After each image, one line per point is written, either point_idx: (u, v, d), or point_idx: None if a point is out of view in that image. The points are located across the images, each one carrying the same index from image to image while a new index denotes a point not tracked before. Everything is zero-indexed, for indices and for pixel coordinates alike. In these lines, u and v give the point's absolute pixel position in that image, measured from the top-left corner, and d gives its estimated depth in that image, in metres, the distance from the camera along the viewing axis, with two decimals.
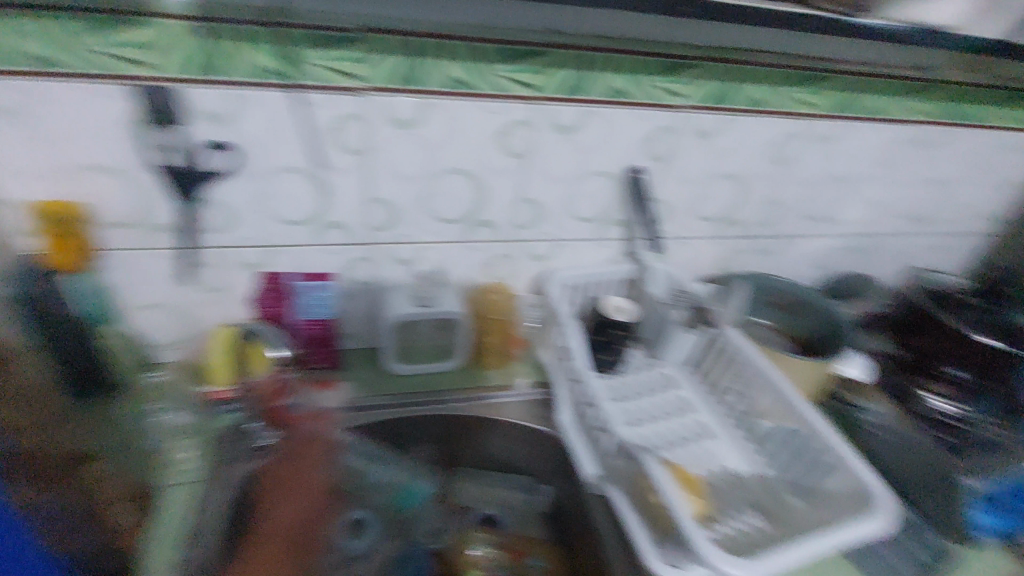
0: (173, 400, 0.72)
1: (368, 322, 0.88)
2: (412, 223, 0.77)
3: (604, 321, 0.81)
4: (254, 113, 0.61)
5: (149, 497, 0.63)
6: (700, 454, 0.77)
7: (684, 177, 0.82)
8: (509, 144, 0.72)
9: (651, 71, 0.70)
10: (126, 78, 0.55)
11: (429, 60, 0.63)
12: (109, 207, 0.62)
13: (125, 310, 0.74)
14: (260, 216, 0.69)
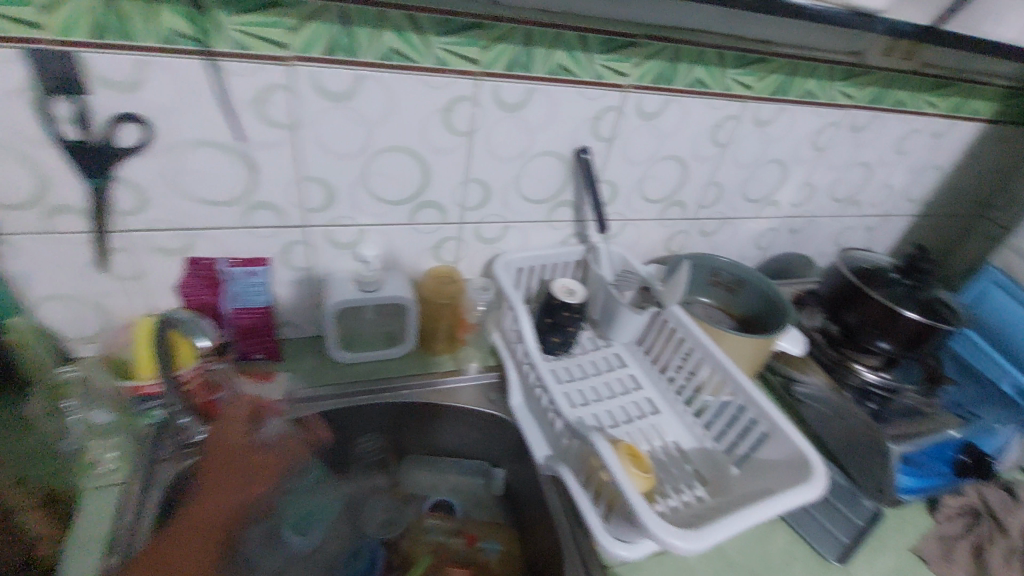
0: (86, 399, 0.66)
1: (311, 308, 0.84)
2: (354, 205, 0.74)
3: (554, 303, 0.81)
4: (162, 81, 0.56)
5: (67, 500, 0.59)
6: (649, 431, 0.78)
7: (632, 158, 0.82)
8: (453, 122, 0.70)
9: (595, 49, 0.68)
10: (15, 38, 0.50)
11: (365, 29, 0.59)
12: (5, 186, 0.58)
13: (36, 301, 0.68)
14: (172, 193, 0.65)
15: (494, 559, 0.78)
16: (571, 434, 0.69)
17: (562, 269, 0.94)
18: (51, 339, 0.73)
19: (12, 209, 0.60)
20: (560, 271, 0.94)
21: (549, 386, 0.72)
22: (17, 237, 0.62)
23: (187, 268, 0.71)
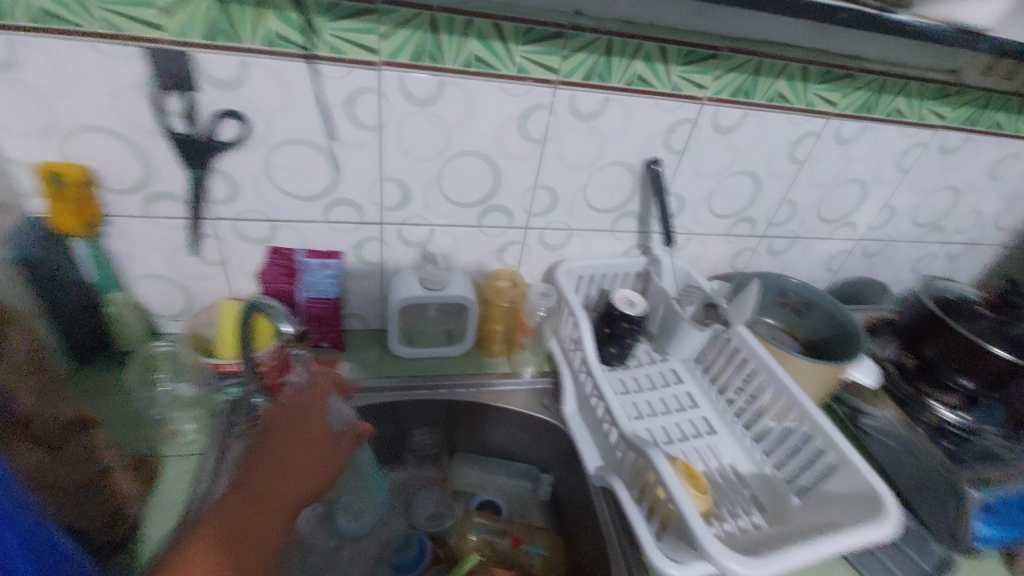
0: (173, 371, 0.74)
1: (376, 302, 0.87)
2: (425, 204, 0.76)
3: (614, 313, 0.81)
4: (263, 81, 0.60)
5: (151, 466, 0.65)
6: (704, 451, 0.75)
7: (704, 172, 0.80)
8: (526, 128, 0.71)
9: (675, 60, 0.68)
10: (138, 38, 0.55)
11: (451, 36, 0.61)
12: (118, 172, 0.64)
13: (135, 280, 0.74)
14: (261, 185, 0.69)
15: (539, 565, 0.78)
16: (626, 446, 0.69)
17: (622, 280, 0.93)
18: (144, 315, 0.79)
19: (123, 193, 0.66)
20: (620, 282, 0.93)
21: (607, 397, 0.72)
22: (125, 219, 0.68)
23: (268, 257, 0.76)
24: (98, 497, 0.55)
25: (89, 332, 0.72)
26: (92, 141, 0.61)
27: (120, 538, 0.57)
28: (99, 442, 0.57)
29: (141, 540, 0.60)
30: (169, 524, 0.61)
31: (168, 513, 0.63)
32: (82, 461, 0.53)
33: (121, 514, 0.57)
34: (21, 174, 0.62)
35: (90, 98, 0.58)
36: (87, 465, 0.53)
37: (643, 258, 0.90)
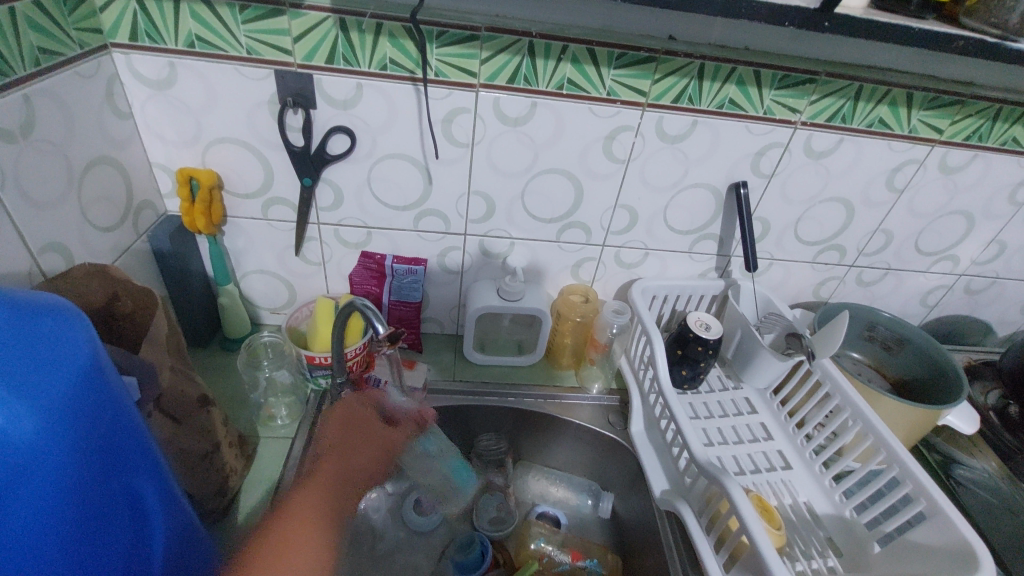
0: (275, 359, 0.80)
1: (453, 309, 0.91)
2: (508, 218, 0.79)
3: (688, 335, 0.80)
4: (372, 101, 0.66)
5: (251, 444, 0.72)
6: (778, 485, 0.73)
7: (792, 197, 0.78)
8: (612, 150, 0.72)
9: (769, 84, 0.67)
10: (271, 61, 0.62)
11: (547, 60, 0.64)
12: (242, 178, 0.72)
13: (245, 274, 0.83)
14: (361, 194, 0.75)
15: None
16: (697, 471, 0.68)
17: (698, 302, 0.92)
18: (249, 306, 0.87)
19: (244, 197, 0.74)
20: (695, 303, 0.91)
21: (678, 419, 0.71)
22: (243, 220, 0.77)
23: (360, 261, 0.82)
24: (209, 467, 0.61)
25: (203, 319, 0.81)
26: (224, 150, 0.70)
27: (222, 507, 0.64)
28: (217, 420, 0.62)
29: (240, 510, 0.67)
30: (263, 499, 0.68)
31: (263, 489, 0.69)
32: (203, 434, 0.59)
33: (226, 485, 0.64)
34: (164, 177, 0.72)
35: (226, 113, 0.66)
36: (205, 438, 0.60)
37: (721, 281, 0.89)
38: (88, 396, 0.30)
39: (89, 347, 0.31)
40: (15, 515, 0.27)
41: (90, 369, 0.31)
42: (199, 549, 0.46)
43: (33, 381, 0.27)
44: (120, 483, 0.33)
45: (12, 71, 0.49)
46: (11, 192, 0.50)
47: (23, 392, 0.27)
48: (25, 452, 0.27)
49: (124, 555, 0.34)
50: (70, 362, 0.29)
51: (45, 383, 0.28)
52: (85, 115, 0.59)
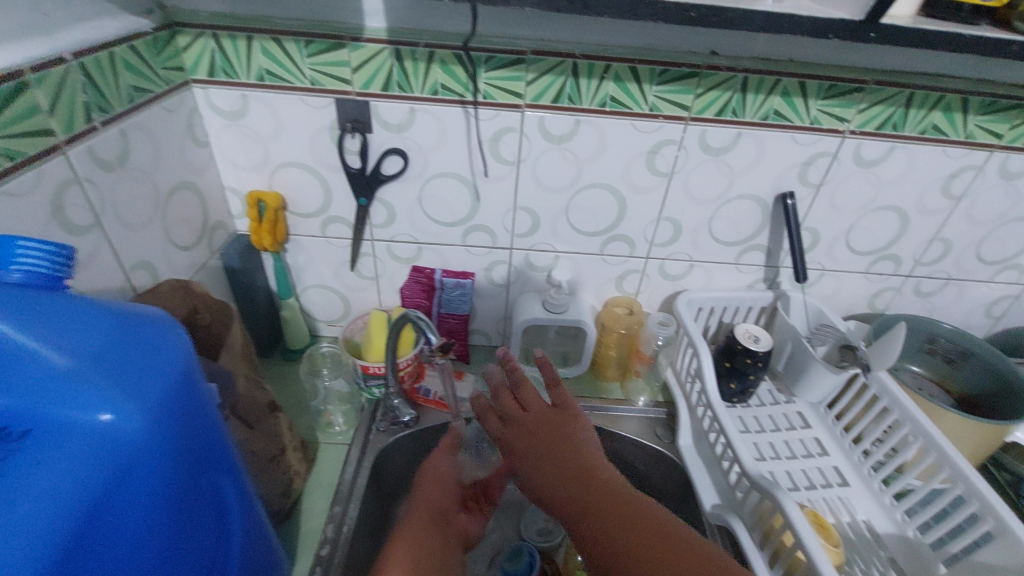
0: (334, 367, 0.86)
1: (499, 321, 0.94)
2: (553, 232, 0.81)
3: (736, 347, 0.79)
4: (424, 124, 0.70)
5: (312, 449, 0.76)
6: (835, 503, 0.70)
7: (841, 207, 0.77)
8: (655, 163, 0.74)
9: (815, 95, 0.67)
10: (332, 91, 0.67)
11: (590, 79, 0.66)
12: (303, 199, 0.77)
13: (305, 288, 0.88)
14: (413, 212, 0.79)
15: None
16: (748, 485, 0.67)
17: (745, 314, 0.90)
18: (308, 319, 0.92)
19: (305, 217, 0.79)
20: (743, 315, 0.90)
21: (728, 433, 0.71)
22: (304, 238, 0.82)
23: (410, 275, 0.85)
24: (277, 469, 0.65)
25: (267, 331, 0.87)
26: (289, 173, 0.75)
27: (287, 507, 0.68)
28: (284, 425, 0.66)
29: (303, 512, 0.70)
30: (323, 502, 0.71)
31: (323, 493, 0.73)
32: (271, 437, 0.63)
33: (291, 487, 0.68)
34: (234, 200, 0.78)
35: (292, 139, 0.72)
36: (273, 442, 0.64)
37: (769, 292, 0.88)
38: (186, 397, 0.36)
39: (183, 355, 0.36)
40: (128, 496, 0.32)
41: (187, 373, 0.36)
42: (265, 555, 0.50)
43: (141, 384, 0.33)
44: (206, 481, 0.38)
45: (111, 108, 0.55)
46: (109, 217, 0.56)
47: (133, 393, 0.32)
48: (137, 444, 0.32)
49: (208, 542, 0.39)
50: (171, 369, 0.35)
51: (152, 384, 0.33)
52: (169, 145, 0.65)
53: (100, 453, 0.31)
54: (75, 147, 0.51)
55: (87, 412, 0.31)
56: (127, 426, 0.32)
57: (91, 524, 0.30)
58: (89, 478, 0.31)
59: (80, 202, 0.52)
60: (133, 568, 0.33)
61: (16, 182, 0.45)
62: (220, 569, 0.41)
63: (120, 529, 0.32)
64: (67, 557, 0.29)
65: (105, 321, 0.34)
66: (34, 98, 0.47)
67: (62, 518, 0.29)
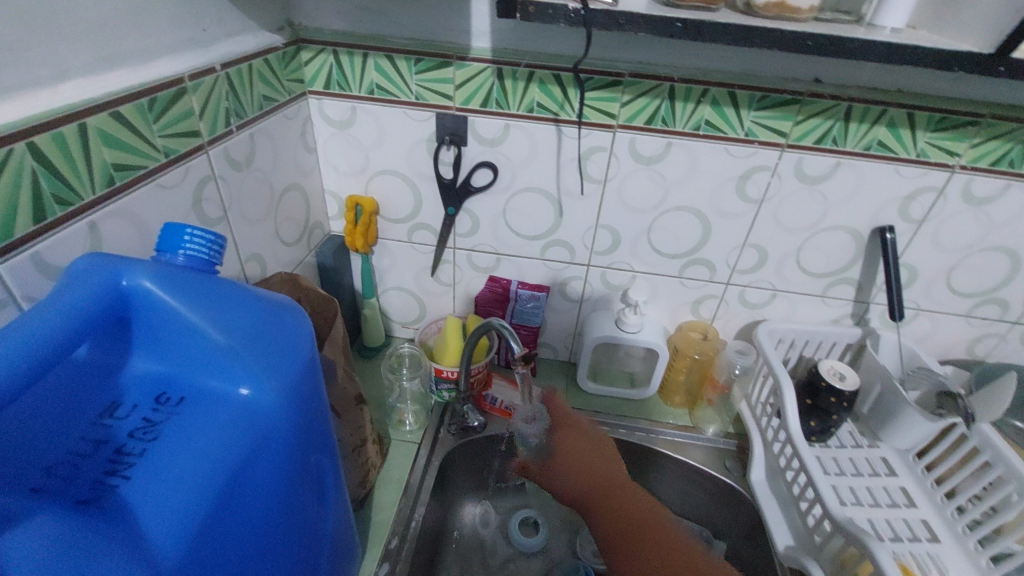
0: (413, 368, 0.86)
1: (569, 336, 0.94)
2: (632, 252, 0.81)
3: (820, 384, 0.76)
4: (516, 140, 0.72)
5: (386, 445, 0.78)
6: (923, 558, 0.65)
7: (945, 245, 0.73)
8: (745, 189, 0.72)
9: (924, 126, 0.64)
10: (434, 105, 0.71)
11: (686, 103, 0.66)
12: (396, 205, 0.82)
13: (386, 290, 0.92)
14: (497, 224, 0.81)
15: None
16: (830, 529, 0.64)
17: (829, 350, 0.87)
18: (385, 319, 0.96)
19: (395, 222, 0.83)
20: (825, 351, 0.87)
21: (810, 471, 0.67)
22: (391, 242, 0.86)
23: (486, 284, 0.88)
24: (357, 459, 0.67)
25: (348, 327, 0.91)
26: (385, 181, 0.80)
27: (360, 498, 0.71)
28: (366, 418, 0.69)
29: (374, 504, 0.73)
30: (393, 497, 0.74)
31: (393, 488, 0.75)
32: (355, 428, 0.66)
33: (366, 479, 0.71)
34: (332, 202, 0.83)
35: (391, 149, 0.76)
36: (356, 433, 0.67)
37: (858, 329, 0.84)
38: (308, 381, 0.39)
39: (308, 341, 0.39)
40: (258, 467, 0.36)
41: (310, 358, 0.39)
42: (346, 535, 0.53)
43: (277, 364, 0.37)
44: (313, 460, 0.42)
45: (245, 113, 0.61)
46: (233, 212, 0.62)
47: (271, 371, 0.36)
48: (270, 418, 0.36)
49: (309, 514, 0.43)
50: (297, 353, 0.38)
51: (285, 365, 0.37)
52: (286, 149, 0.70)
53: (241, 424, 0.35)
54: (214, 147, 0.57)
55: (233, 387, 0.36)
56: (261, 401, 0.36)
57: (231, 491, 0.35)
58: (230, 449, 0.35)
59: (213, 197, 0.58)
60: (256, 529, 0.37)
61: (168, 175, 0.51)
62: (314, 542, 0.45)
63: (251, 494, 0.36)
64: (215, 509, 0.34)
65: (250, 303, 0.38)
66: (189, 102, 0.52)
67: (208, 484, 0.33)
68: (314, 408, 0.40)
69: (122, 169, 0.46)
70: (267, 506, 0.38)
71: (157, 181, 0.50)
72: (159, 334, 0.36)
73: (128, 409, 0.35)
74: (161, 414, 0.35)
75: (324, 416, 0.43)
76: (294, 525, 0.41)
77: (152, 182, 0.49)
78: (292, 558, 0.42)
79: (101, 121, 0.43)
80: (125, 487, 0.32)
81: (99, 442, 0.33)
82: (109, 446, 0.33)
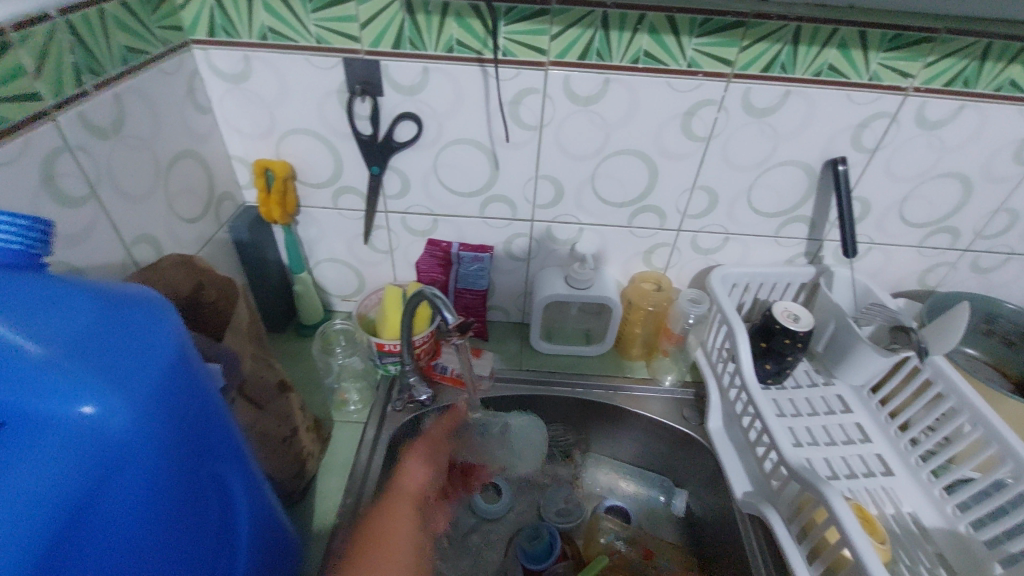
0: (348, 346, 0.80)
1: (520, 296, 0.88)
2: (577, 202, 0.74)
3: (774, 327, 0.72)
4: (439, 85, 0.64)
5: (326, 429, 0.72)
6: (878, 493, 0.63)
7: (898, 174, 0.69)
8: (691, 127, 0.66)
9: (876, 47, 0.58)
10: (340, 50, 0.61)
11: (622, 32, 0.58)
12: (312, 168, 0.72)
13: (317, 262, 0.84)
14: (429, 182, 0.73)
15: None
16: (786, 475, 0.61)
17: (783, 291, 0.83)
18: (321, 294, 0.89)
19: (315, 187, 0.74)
20: (780, 292, 0.83)
21: (765, 417, 0.64)
22: (315, 210, 0.77)
23: (426, 248, 0.80)
24: (288, 450, 0.61)
25: (280, 305, 0.83)
26: (297, 142, 0.70)
27: (299, 489, 0.65)
28: (296, 405, 0.63)
29: (317, 492, 0.68)
30: (337, 482, 0.68)
31: (337, 473, 0.70)
32: (283, 418, 0.60)
33: (304, 469, 0.65)
34: (240, 169, 0.73)
35: (298, 105, 0.66)
36: (285, 422, 0.60)
37: (812, 267, 0.80)
38: (182, 383, 0.30)
39: (174, 335, 0.30)
40: (112, 500, 0.27)
41: (180, 356, 0.30)
42: (284, 543, 0.46)
43: (126, 369, 0.27)
44: (208, 472, 0.33)
45: (102, 69, 0.50)
46: (105, 187, 0.52)
47: (117, 380, 0.27)
48: (121, 440, 0.27)
49: (211, 535, 0.34)
50: (157, 356, 0.29)
51: (136, 371, 0.28)
52: (169, 112, 0.60)
53: (80, 453, 0.26)
54: (65, 112, 0.46)
55: (62, 405, 0.26)
56: (106, 418, 0.26)
57: (71, 539, 0.26)
58: (63, 487, 0.25)
59: (73, 170, 0.47)
60: (131, 573, 0.29)
61: (1, 150, 0.41)
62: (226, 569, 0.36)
63: (112, 531, 0.28)
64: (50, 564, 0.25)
65: (77, 298, 0.28)
66: (18, 57, 0.42)
67: (28, 542, 0.24)
68: (196, 414, 0.31)
69: None
70: (142, 541, 0.29)
71: None
72: None
73: None
74: None
75: (219, 419, 0.34)
76: (196, 553, 0.32)
77: None
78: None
79: None
80: None
81: None
82: None
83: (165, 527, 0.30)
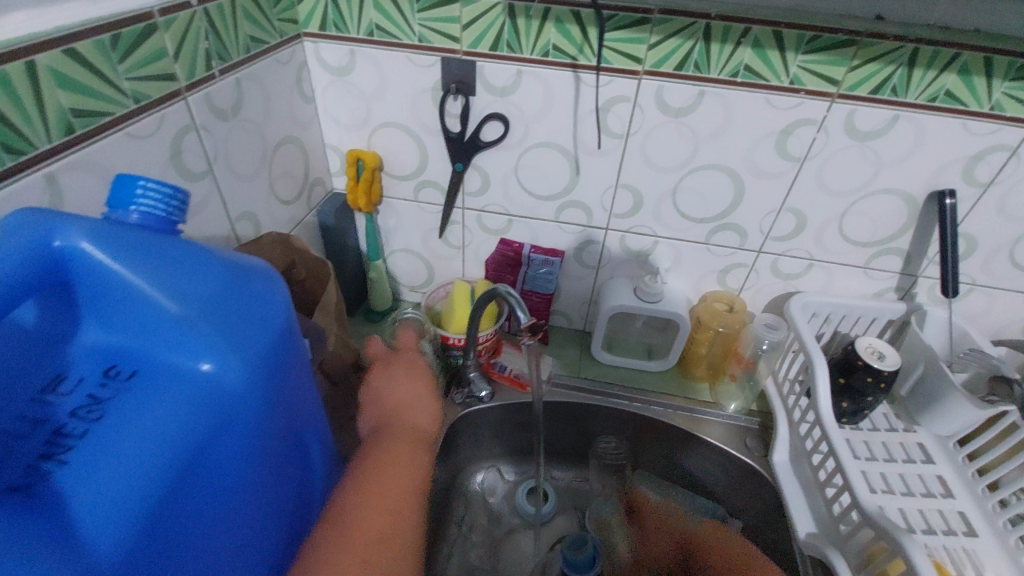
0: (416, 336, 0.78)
1: (584, 304, 0.87)
2: (655, 214, 0.73)
3: (855, 363, 0.68)
4: (530, 88, 0.64)
5: None
6: (957, 553, 0.58)
7: (1013, 213, 0.64)
8: (787, 146, 0.63)
9: (1003, 74, 0.54)
10: (440, 49, 0.63)
11: (723, 45, 0.57)
12: (399, 161, 0.75)
13: (392, 251, 0.87)
14: (508, 182, 0.74)
15: None
16: (857, 520, 0.57)
17: (867, 326, 0.78)
18: (392, 282, 0.92)
19: (399, 178, 0.77)
20: (863, 327, 0.78)
21: (839, 455, 0.60)
22: (396, 201, 0.80)
23: (497, 247, 0.81)
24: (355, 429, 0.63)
25: (355, 289, 0.86)
26: (387, 135, 0.73)
27: None
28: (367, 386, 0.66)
29: None
30: None
31: None
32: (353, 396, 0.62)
33: None
34: (333, 157, 0.77)
35: (394, 100, 0.69)
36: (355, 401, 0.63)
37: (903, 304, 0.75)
38: (284, 354, 0.32)
39: (282, 307, 0.32)
40: (221, 451, 0.30)
41: (286, 329, 0.32)
42: None
43: (244, 332, 0.30)
44: (297, 436, 0.35)
45: (229, 56, 0.54)
46: (220, 166, 0.55)
47: (234, 340, 0.29)
48: (233, 397, 0.29)
49: (292, 498, 0.36)
50: (269, 325, 0.31)
51: (250, 337, 0.30)
52: (280, 99, 0.64)
53: (202, 405, 0.29)
54: (194, 93, 0.50)
55: (189, 359, 0.29)
56: (221, 375, 0.29)
57: (185, 478, 0.28)
58: (183, 432, 0.28)
59: (196, 149, 0.51)
60: (228, 521, 0.31)
61: (141, 124, 0.44)
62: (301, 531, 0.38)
63: (219, 479, 0.30)
64: (167, 499, 0.27)
65: (206, 262, 0.30)
66: (161, 41, 0.45)
67: (152, 475, 0.27)
68: (292, 381, 0.33)
69: (85, 116, 0.40)
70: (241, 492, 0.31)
71: (127, 129, 0.43)
72: (106, 296, 0.29)
73: (73, 383, 0.29)
74: (109, 390, 0.29)
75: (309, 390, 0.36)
76: (280, 511, 0.35)
77: (121, 131, 0.43)
78: (272, 556, 0.35)
79: (52, 59, 0.37)
80: (59, 474, 0.25)
81: (37, 420, 0.27)
82: (47, 426, 0.27)
83: (261, 483, 0.32)
